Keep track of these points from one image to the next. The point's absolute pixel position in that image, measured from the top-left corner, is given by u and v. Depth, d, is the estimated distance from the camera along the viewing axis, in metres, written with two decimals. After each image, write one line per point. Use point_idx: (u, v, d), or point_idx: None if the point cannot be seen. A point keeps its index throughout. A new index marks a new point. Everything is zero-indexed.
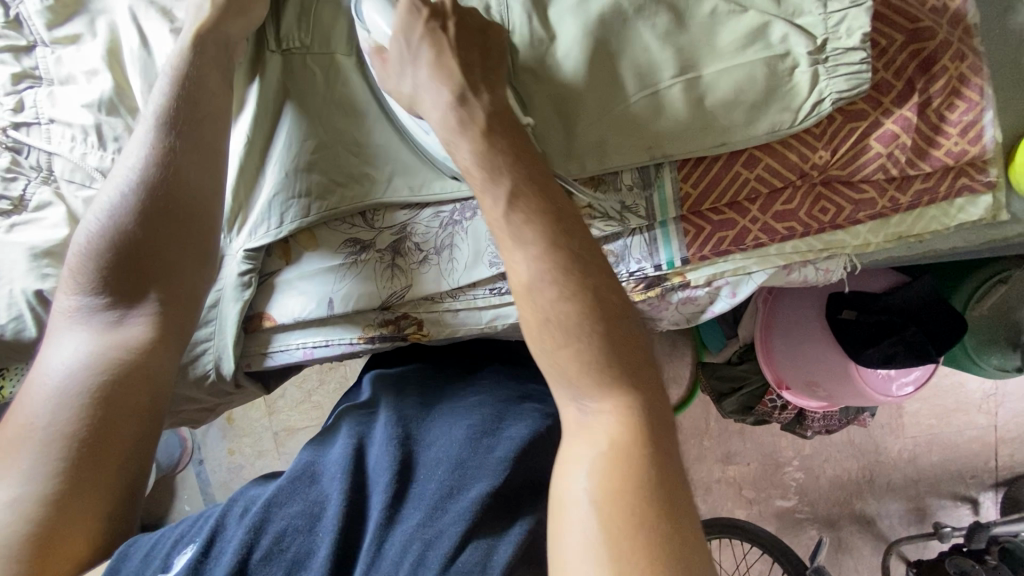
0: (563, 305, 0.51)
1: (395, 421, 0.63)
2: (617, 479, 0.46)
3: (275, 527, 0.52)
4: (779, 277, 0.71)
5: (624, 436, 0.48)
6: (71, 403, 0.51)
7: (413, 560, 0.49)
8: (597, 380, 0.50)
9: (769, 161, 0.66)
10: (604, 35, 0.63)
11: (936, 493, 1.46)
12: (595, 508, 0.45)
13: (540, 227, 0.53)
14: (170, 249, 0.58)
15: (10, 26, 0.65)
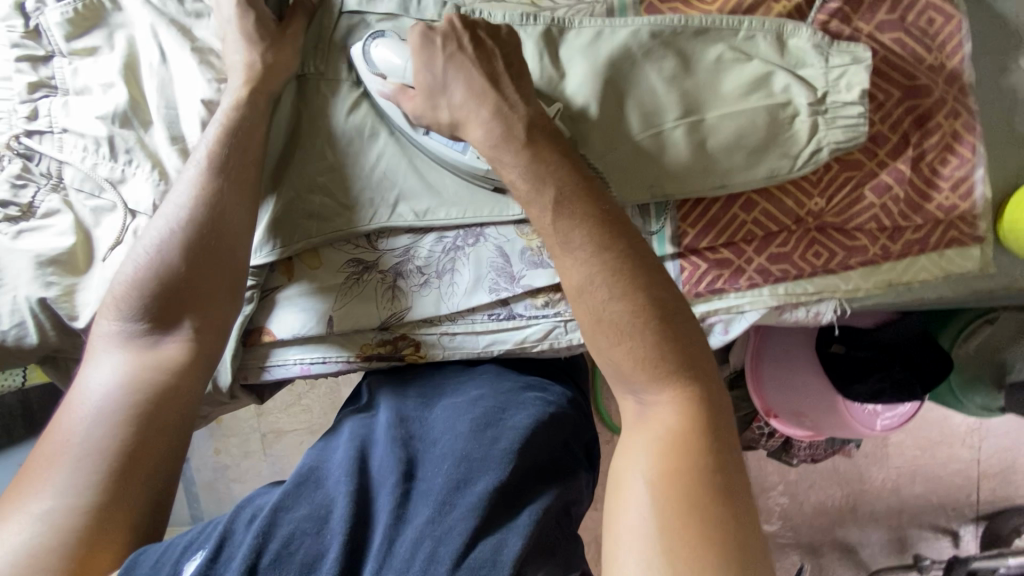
0: (611, 303, 0.55)
1: (399, 427, 0.62)
2: (674, 472, 0.49)
3: (282, 530, 0.50)
4: (772, 317, 0.73)
5: (675, 427, 0.52)
6: (112, 423, 0.54)
7: (425, 559, 0.47)
8: (653, 373, 0.54)
9: (766, 205, 0.68)
10: (612, 76, 0.65)
11: (918, 525, 1.48)
12: (655, 501, 0.49)
13: (585, 231, 0.56)
14: (208, 280, 0.61)
15: (29, 35, 0.66)
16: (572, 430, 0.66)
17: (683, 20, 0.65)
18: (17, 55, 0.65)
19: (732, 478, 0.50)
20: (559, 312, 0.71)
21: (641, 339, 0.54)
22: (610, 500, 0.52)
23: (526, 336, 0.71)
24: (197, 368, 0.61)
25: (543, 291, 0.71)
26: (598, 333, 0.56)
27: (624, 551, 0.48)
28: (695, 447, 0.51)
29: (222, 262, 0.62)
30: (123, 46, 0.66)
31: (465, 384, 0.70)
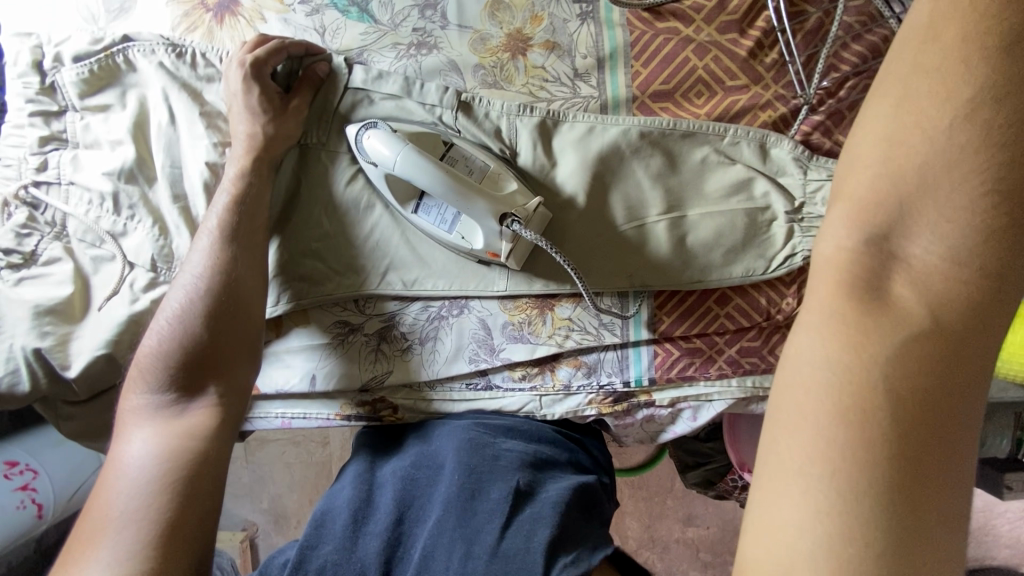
0: (971, 151, 0.41)
1: (401, 460, 0.70)
2: (860, 408, 0.38)
3: (320, 564, 0.58)
4: (740, 405, 0.75)
5: (917, 316, 0.40)
6: (151, 485, 0.57)
7: (462, 552, 0.55)
8: (961, 260, 0.40)
9: (740, 300, 0.70)
10: (601, 169, 0.68)
11: None
12: (832, 430, 0.38)
13: (968, 143, 0.41)
14: (229, 345, 0.65)
15: (43, 91, 0.68)
16: (564, 447, 0.71)
17: (672, 122, 0.67)
18: (31, 109, 0.68)
19: (986, 348, 0.40)
20: (535, 385, 0.73)
21: (957, 228, 0.41)
22: (775, 414, 0.41)
23: (502, 406, 0.74)
24: (228, 424, 0.63)
25: (521, 365, 0.73)
26: (904, 204, 0.42)
27: (791, 508, 0.38)
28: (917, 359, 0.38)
29: (237, 326, 0.65)
30: (133, 107, 0.68)
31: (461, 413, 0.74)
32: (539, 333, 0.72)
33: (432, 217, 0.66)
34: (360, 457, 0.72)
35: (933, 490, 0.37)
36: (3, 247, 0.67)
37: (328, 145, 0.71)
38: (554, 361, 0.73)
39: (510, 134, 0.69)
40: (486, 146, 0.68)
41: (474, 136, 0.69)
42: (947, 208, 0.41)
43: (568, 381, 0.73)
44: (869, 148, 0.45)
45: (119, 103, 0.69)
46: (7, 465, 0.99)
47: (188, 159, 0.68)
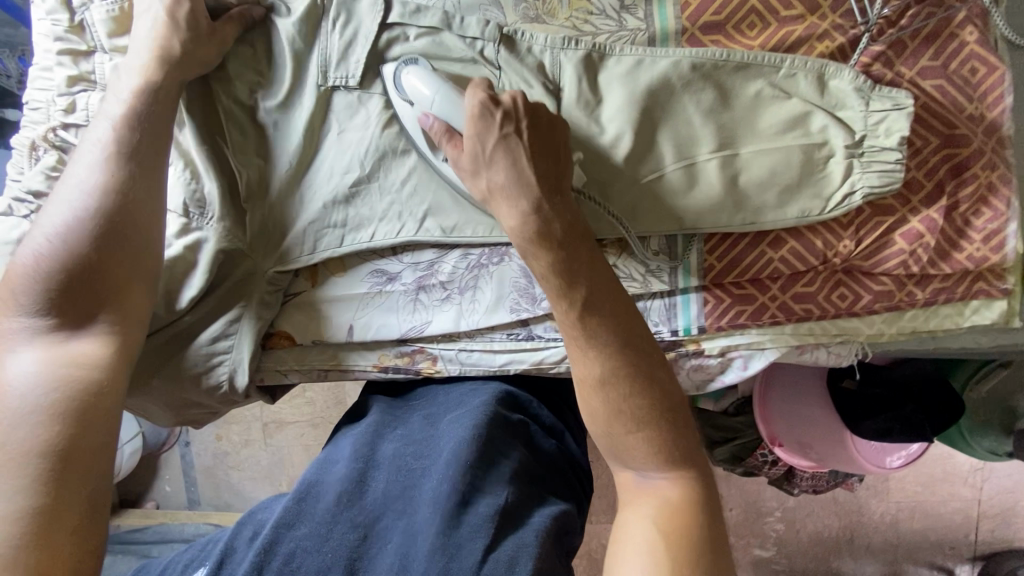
0: (631, 399, 0.59)
1: (395, 450, 0.65)
2: (673, 535, 0.55)
3: (290, 547, 0.53)
4: (792, 355, 0.73)
5: (672, 399, 0.60)
6: (40, 415, 0.54)
7: (442, 564, 0.51)
8: (664, 459, 0.59)
9: (794, 243, 0.67)
10: (650, 103, 0.65)
11: (913, 560, 1.46)
12: (658, 556, 0.53)
13: (608, 335, 0.59)
14: (134, 298, 0.62)
15: (73, 30, 0.67)
16: (552, 462, 0.69)
17: (725, 53, 0.64)
18: (60, 48, 0.68)
19: (672, 385, 0.61)
20: None
21: (647, 361, 0.60)
22: (609, 557, 0.57)
23: (544, 357, 0.71)
24: (122, 356, 0.61)
25: None
26: (615, 440, 0.60)
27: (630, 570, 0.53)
28: (639, 451, 0.59)
29: (130, 248, 0.62)
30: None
31: (455, 391, 0.74)
32: None
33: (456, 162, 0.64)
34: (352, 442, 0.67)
35: (714, 527, 0.57)
36: (36, 190, 0.68)
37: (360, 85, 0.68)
38: None
39: (554, 70, 0.66)
40: (531, 82, 0.66)
41: (518, 73, 0.66)
42: (608, 388, 0.59)
43: None
44: (593, 362, 0.59)
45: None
46: None
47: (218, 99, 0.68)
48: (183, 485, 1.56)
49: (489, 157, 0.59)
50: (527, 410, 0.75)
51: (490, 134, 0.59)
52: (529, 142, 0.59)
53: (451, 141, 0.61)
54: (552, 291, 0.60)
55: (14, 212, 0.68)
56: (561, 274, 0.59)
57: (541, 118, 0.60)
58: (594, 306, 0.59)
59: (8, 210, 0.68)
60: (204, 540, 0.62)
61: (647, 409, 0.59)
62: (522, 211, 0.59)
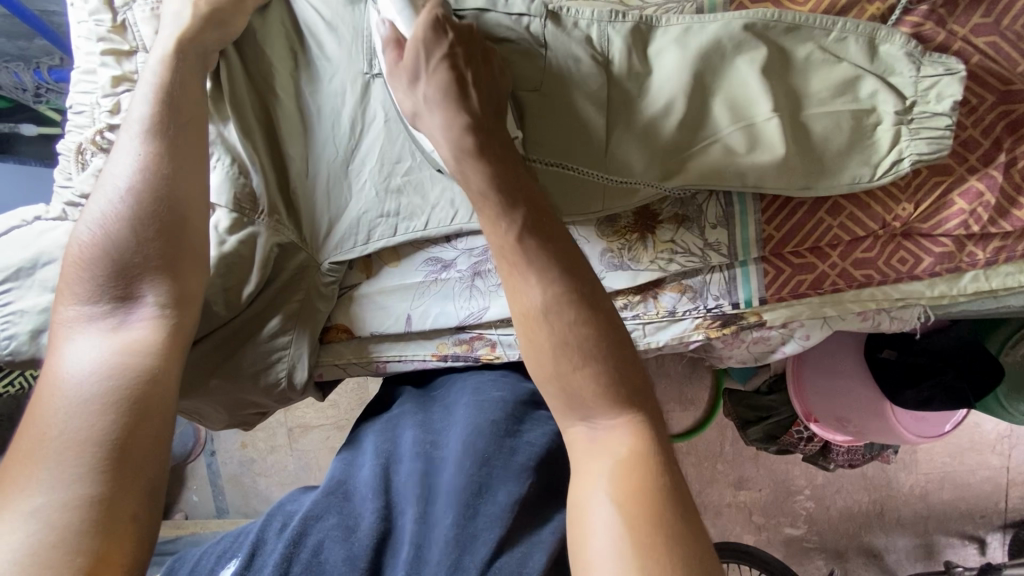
0: (576, 326, 0.54)
1: (420, 439, 0.64)
2: (633, 494, 0.48)
3: (317, 538, 0.52)
4: (854, 322, 0.73)
5: (622, 331, 0.55)
6: (94, 403, 0.52)
7: (453, 560, 0.50)
8: (614, 400, 0.53)
9: (853, 209, 0.66)
10: (702, 69, 0.64)
11: (945, 531, 1.46)
12: (617, 521, 0.47)
13: (547, 254, 0.55)
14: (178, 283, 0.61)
15: (115, 29, 0.68)
16: None
17: (777, 14, 0.64)
18: (103, 48, 0.68)
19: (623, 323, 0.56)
20: (639, 314, 0.71)
21: (591, 307, 0.55)
22: (573, 536, 0.49)
23: None
24: (176, 341, 0.59)
25: (623, 293, 0.71)
26: (563, 379, 0.54)
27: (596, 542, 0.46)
28: (587, 393, 0.54)
29: (177, 232, 0.60)
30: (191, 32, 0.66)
31: (477, 378, 0.72)
32: (640, 259, 0.69)
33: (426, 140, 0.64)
34: (371, 441, 0.67)
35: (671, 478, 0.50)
36: (87, 193, 0.68)
37: None
38: (657, 287, 0.71)
39: (601, 42, 0.66)
40: (580, 57, 0.65)
41: (566, 49, 0.66)
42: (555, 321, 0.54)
43: (673, 307, 0.71)
44: (535, 291, 0.55)
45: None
46: None
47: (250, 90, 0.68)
48: (210, 493, 1.55)
49: (431, 65, 0.59)
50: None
51: (437, 51, 0.58)
52: (473, 71, 0.59)
53: (393, 48, 0.61)
54: (489, 210, 0.57)
55: (68, 217, 0.70)
56: (500, 191, 0.57)
57: (478, 50, 0.60)
58: (528, 237, 0.56)
59: (62, 215, 0.70)
60: (234, 533, 0.57)
61: (592, 340, 0.53)
62: (443, 127, 0.58)
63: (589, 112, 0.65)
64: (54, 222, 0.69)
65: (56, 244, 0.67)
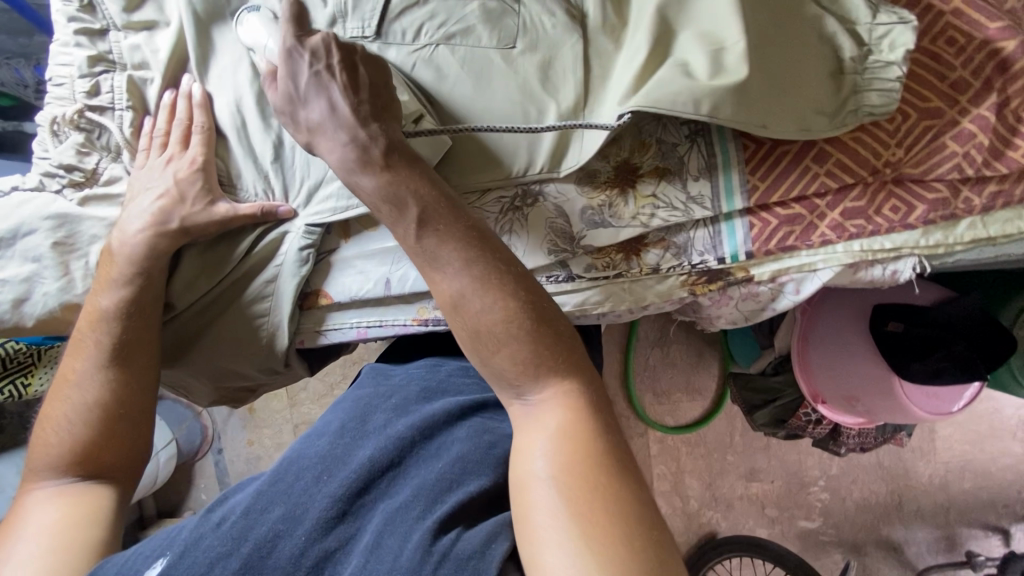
0: (486, 313, 0.55)
1: (387, 428, 0.61)
2: (574, 453, 0.49)
3: (261, 532, 0.49)
4: (844, 277, 0.70)
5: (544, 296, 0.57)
6: (41, 527, 0.56)
7: (418, 545, 0.47)
8: (533, 373, 0.54)
9: (840, 155, 0.64)
10: (677, 16, 0.63)
11: (968, 523, 1.40)
12: (557, 487, 0.47)
13: (455, 240, 0.56)
14: (139, 335, 0.67)
15: (84, 9, 0.71)
16: None
17: None
18: (75, 28, 0.70)
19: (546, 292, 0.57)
20: (620, 273, 0.69)
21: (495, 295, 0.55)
22: (515, 500, 0.49)
23: (586, 299, 0.71)
24: (126, 420, 0.65)
25: (605, 252, 0.69)
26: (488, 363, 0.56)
27: (541, 515, 0.46)
28: (510, 369, 0.55)
29: (139, 330, 0.67)
30: (176, 20, 0.71)
31: (460, 376, 0.73)
32: (621, 215, 0.67)
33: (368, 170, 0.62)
34: (338, 416, 0.64)
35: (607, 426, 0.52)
36: (65, 163, 0.70)
37: (377, 35, 0.66)
38: (640, 244, 0.68)
39: None
40: (555, 11, 0.65)
41: (540, 2, 0.65)
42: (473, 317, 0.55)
43: (656, 264, 0.68)
44: (465, 276, 0.56)
45: (163, 19, 0.72)
46: None
47: (226, 65, 0.70)
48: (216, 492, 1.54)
49: (303, 95, 0.59)
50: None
51: (303, 75, 0.58)
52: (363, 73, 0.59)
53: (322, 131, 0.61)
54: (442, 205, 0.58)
55: (45, 188, 0.71)
56: (389, 198, 0.58)
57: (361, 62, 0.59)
58: (429, 213, 0.57)
59: (40, 185, 0.70)
60: (164, 533, 0.53)
61: (500, 323, 0.54)
62: (340, 146, 0.58)
63: (566, 65, 0.65)
64: (31, 192, 0.70)
65: (35, 214, 0.68)
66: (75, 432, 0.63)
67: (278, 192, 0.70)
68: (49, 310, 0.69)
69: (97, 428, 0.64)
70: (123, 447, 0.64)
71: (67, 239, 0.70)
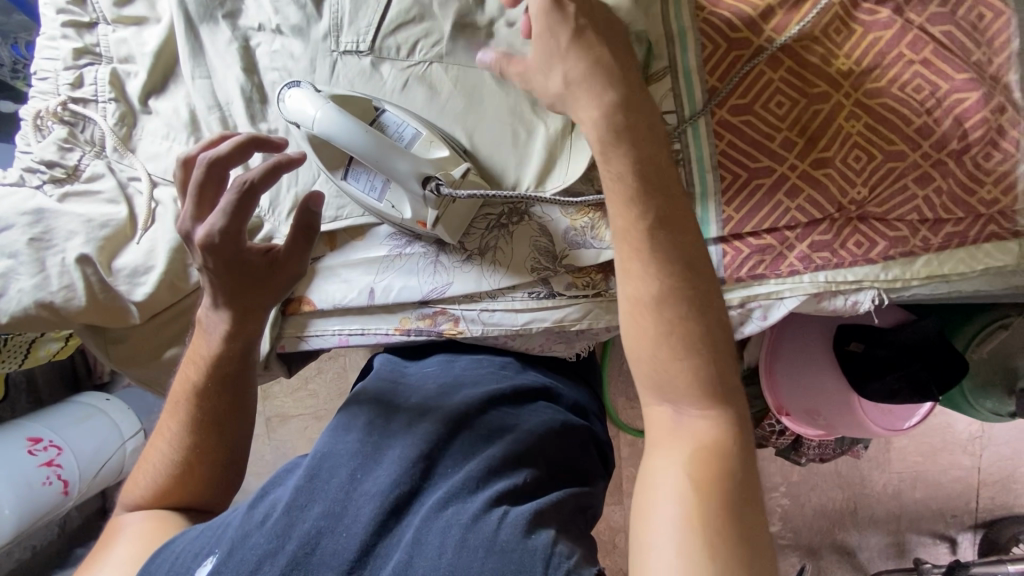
0: (686, 321, 0.51)
1: (423, 422, 0.62)
2: (706, 482, 0.47)
3: (303, 528, 0.51)
4: (812, 305, 0.73)
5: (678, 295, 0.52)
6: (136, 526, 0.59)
7: (458, 538, 0.50)
8: (701, 392, 0.51)
9: (812, 192, 0.68)
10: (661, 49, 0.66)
11: (916, 530, 1.47)
12: (685, 507, 0.46)
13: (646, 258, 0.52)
14: (225, 402, 0.64)
15: (74, 1, 0.71)
16: (586, 438, 0.70)
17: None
18: (64, 21, 0.71)
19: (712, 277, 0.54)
20: (599, 292, 0.70)
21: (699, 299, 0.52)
22: (636, 529, 0.48)
23: (565, 315, 0.71)
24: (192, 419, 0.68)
25: (585, 272, 0.70)
26: (667, 380, 0.52)
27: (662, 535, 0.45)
28: (682, 382, 0.51)
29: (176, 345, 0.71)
30: (167, 17, 0.71)
31: (478, 364, 0.74)
32: (602, 237, 0.69)
33: (362, 184, 0.63)
34: (365, 410, 0.64)
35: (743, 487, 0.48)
36: (46, 159, 0.69)
37: (371, 50, 0.67)
38: None
39: None
40: None
41: None
42: (664, 317, 0.52)
43: None
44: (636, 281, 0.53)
45: (154, 16, 0.72)
46: (32, 441, 1.12)
47: (219, 68, 0.70)
48: None
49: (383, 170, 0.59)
50: (552, 393, 0.73)
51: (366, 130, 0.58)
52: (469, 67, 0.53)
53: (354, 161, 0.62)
54: (620, 194, 0.54)
55: (26, 183, 0.69)
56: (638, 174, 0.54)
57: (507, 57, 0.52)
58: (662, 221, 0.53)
59: (20, 180, 0.69)
60: (217, 521, 0.55)
61: (691, 333, 0.52)
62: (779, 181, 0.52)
63: None
64: (10, 187, 0.69)
65: (12, 210, 0.67)
66: (162, 480, 0.61)
67: (265, 202, 0.71)
68: (24, 307, 0.65)
69: (186, 478, 0.61)
70: (198, 496, 0.62)
71: (43, 235, 0.67)
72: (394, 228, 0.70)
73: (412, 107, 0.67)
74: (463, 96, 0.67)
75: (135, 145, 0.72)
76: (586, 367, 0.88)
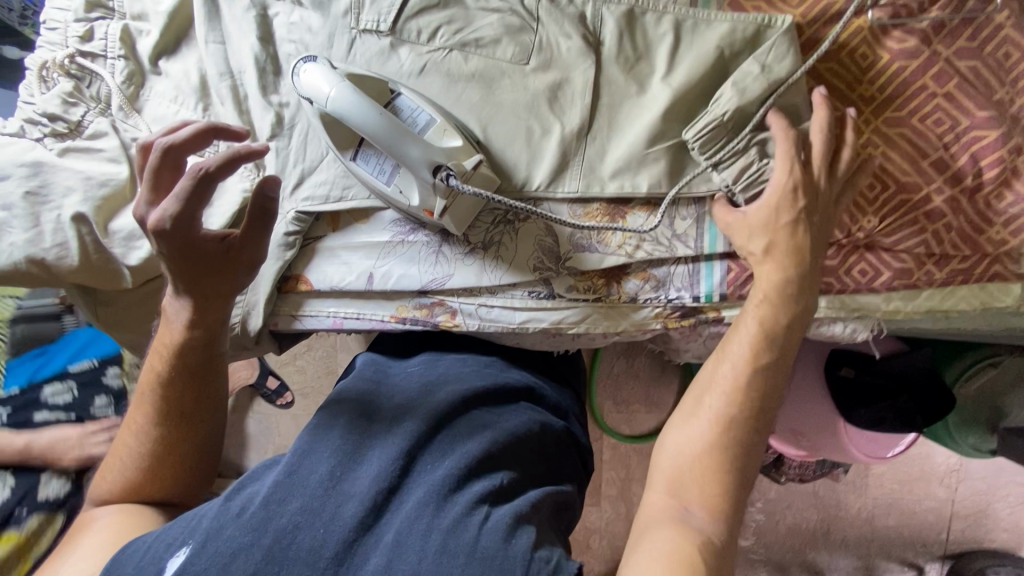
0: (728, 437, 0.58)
1: (405, 422, 0.60)
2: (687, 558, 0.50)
3: (279, 525, 0.50)
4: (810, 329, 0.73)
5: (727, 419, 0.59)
6: (106, 517, 0.58)
7: (438, 542, 0.49)
8: (712, 499, 0.56)
9: None
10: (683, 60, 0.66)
11: (886, 556, 1.48)
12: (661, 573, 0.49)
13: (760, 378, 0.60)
14: (190, 396, 0.63)
15: None
16: (563, 444, 0.70)
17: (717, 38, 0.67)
18: None
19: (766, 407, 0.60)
20: (600, 298, 0.70)
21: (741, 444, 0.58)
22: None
23: (563, 318, 0.70)
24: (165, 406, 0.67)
25: (588, 276, 0.69)
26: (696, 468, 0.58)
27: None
28: (692, 475, 0.57)
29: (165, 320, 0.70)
30: None
31: (459, 365, 0.73)
32: (608, 242, 0.68)
33: (371, 166, 0.62)
34: (345, 412, 0.62)
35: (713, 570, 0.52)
36: (48, 112, 0.67)
37: (391, 31, 0.66)
38: (622, 273, 0.70)
39: (594, 21, 0.66)
40: (572, 35, 0.65)
41: (557, 23, 0.66)
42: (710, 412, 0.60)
43: (635, 294, 0.69)
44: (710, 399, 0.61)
45: None
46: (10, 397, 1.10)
47: (234, 35, 0.68)
48: None
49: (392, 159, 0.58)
50: (534, 393, 0.73)
51: (379, 113, 0.56)
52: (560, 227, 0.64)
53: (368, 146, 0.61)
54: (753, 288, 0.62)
55: (26, 134, 0.68)
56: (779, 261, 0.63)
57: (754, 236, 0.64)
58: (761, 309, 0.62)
59: (20, 131, 0.68)
60: (189, 514, 0.54)
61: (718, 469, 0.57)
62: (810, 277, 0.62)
63: (575, 90, 0.66)
64: (10, 137, 0.67)
65: (9, 161, 0.65)
66: (131, 474, 0.60)
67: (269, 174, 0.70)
68: (14, 262, 0.64)
69: (157, 472, 0.61)
70: (167, 493, 0.62)
71: (39, 189, 0.65)
72: (399, 214, 0.69)
73: (428, 93, 0.66)
74: (481, 87, 0.66)
75: (142, 106, 0.70)
76: (571, 368, 0.88)
